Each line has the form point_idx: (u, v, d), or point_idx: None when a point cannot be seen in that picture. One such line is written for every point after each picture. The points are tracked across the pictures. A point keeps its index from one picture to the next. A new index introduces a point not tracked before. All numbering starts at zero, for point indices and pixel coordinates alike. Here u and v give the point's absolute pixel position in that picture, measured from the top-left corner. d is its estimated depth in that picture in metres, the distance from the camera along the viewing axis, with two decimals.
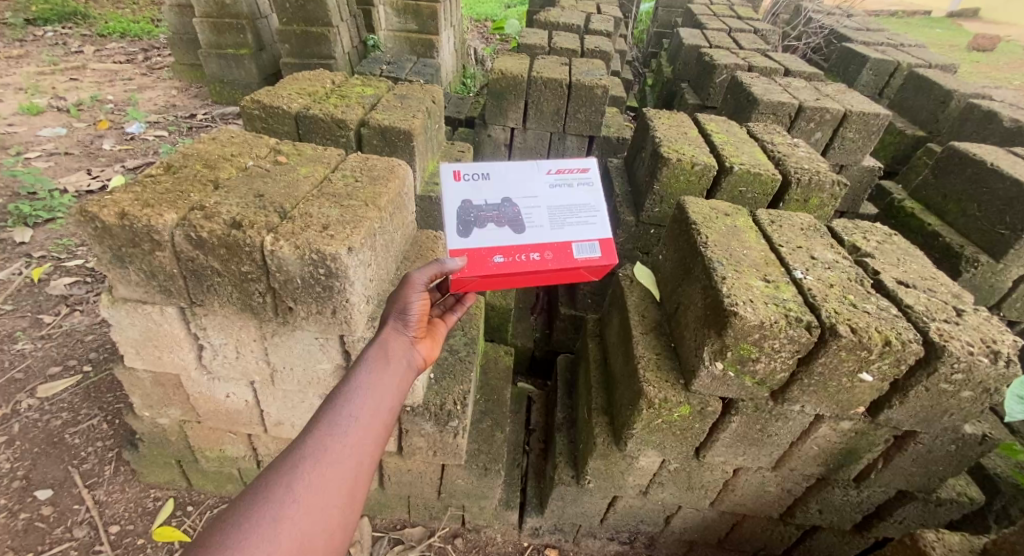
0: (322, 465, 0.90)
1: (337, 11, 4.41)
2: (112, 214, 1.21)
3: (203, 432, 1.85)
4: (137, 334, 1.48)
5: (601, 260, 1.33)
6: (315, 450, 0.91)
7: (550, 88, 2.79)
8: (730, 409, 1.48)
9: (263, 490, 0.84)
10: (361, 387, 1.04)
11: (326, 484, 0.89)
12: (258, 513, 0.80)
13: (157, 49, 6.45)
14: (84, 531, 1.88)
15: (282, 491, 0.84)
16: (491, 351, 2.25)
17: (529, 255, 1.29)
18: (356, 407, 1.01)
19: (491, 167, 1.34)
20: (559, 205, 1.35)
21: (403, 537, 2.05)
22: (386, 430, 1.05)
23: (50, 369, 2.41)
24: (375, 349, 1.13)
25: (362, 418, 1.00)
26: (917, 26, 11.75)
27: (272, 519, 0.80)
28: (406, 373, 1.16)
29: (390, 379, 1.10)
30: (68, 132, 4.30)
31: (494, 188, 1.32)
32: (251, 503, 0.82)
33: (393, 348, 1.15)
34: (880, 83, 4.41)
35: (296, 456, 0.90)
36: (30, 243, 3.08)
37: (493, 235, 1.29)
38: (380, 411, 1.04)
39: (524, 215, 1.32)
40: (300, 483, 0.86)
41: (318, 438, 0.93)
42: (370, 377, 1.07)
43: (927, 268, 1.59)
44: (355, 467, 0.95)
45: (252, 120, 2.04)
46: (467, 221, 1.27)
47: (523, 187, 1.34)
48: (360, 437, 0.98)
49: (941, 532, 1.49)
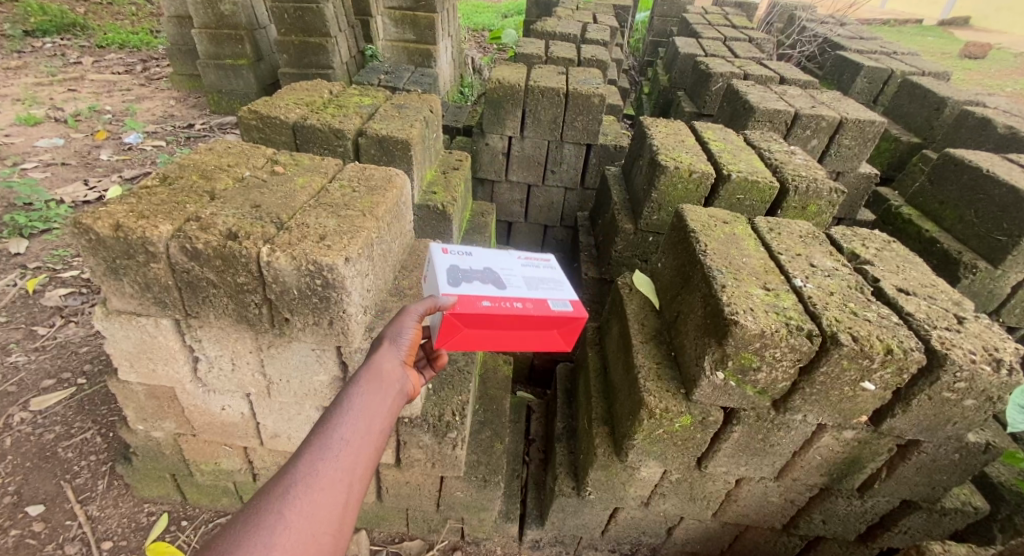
0: (315, 490, 0.86)
1: (335, 22, 4.44)
2: (107, 225, 1.21)
3: (198, 445, 1.82)
4: (131, 347, 1.46)
5: (578, 316, 1.24)
6: (307, 472, 0.88)
7: (547, 97, 2.79)
8: (731, 419, 1.47)
9: (253, 517, 0.78)
10: (352, 409, 1.02)
11: (319, 507, 0.85)
12: (251, 540, 0.75)
13: (155, 61, 6.49)
14: (75, 547, 1.85)
15: (273, 516, 0.79)
16: (490, 360, 2.24)
17: (514, 303, 1.22)
18: (348, 428, 0.98)
19: (474, 250, 1.41)
20: (535, 274, 1.35)
21: (401, 550, 2.02)
22: (376, 455, 1.02)
23: (44, 382, 2.38)
24: (365, 373, 1.11)
25: (355, 440, 0.98)
26: (909, 35, 11.90)
27: (265, 548, 0.75)
28: (398, 396, 1.14)
29: (383, 399, 1.09)
30: (65, 142, 4.30)
31: (476, 260, 1.36)
32: (242, 530, 0.76)
33: (384, 372, 1.13)
34: (873, 91, 4.46)
35: (286, 481, 0.85)
36: (26, 254, 3.06)
37: (479, 286, 1.25)
38: (372, 434, 1.02)
39: (505, 277, 1.31)
40: (292, 508, 0.81)
41: (309, 461, 0.89)
42: (361, 401, 1.04)
43: (927, 276, 1.58)
44: (348, 491, 0.91)
45: (248, 130, 2.03)
46: (455, 277, 1.26)
47: (501, 262, 1.37)
48: (354, 459, 0.95)
49: (947, 544, 1.47)
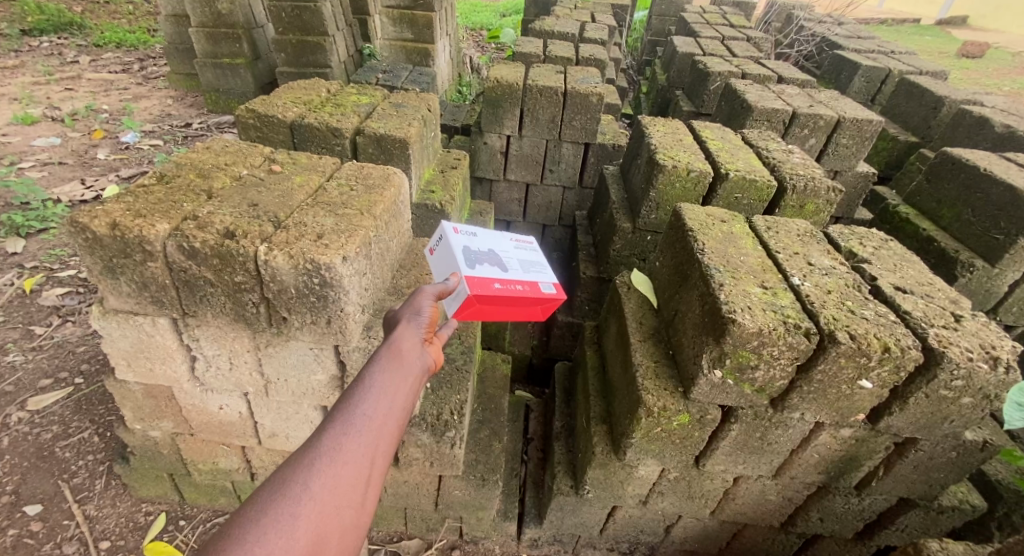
0: (337, 465, 0.84)
1: (333, 21, 4.44)
2: (104, 224, 1.20)
3: (196, 445, 1.82)
4: (128, 346, 1.46)
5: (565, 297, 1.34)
6: (331, 445, 0.86)
7: (545, 96, 2.79)
8: (730, 417, 1.47)
9: (277, 489, 0.77)
10: (375, 384, 0.99)
11: (342, 482, 0.83)
12: (275, 512, 0.74)
13: (152, 60, 6.46)
14: (73, 547, 1.84)
15: (297, 488, 0.78)
16: (488, 359, 2.24)
17: (518, 286, 1.29)
18: (373, 403, 0.96)
19: (477, 229, 1.42)
20: (528, 258, 1.42)
21: (400, 549, 2.02)
22: (399, 430, 0.99)
23: (40, 381, 2.38)
24: (388, 348, 1.08)
25: (379, 414, 0.95)
26: (908, 34, 11.91)
27: (289, 519, 0.74)
28: (422, 371, 1.12)
29: (408, 373, 1.06)
30: (62, 142, 4.29)
31: (482, 241, 1.38)
32: (266, 501, 0.75)
33: (407, 346, 1.10)
34: (871, 90, 4.47)
35: (309, 455, 0.84)
36: (23, 253, 3.05)
37: (490, 268, 1.29)
38: (396, 409, 0.99)
39: (506, 259, 1.36)
40: (315, 482, 0.80)
41: (333, 435, 0.88)
42: (384, 375, 1.01)
43: (924, 274, 1.59)
44: (371, 465, 0.89)
45: (246, 129, 2.03)
46: (470, 258, 1.27)
47: (500, 244, 1.42)
48: (378, 434, 0.93)
49: (944, 541, 1.47)
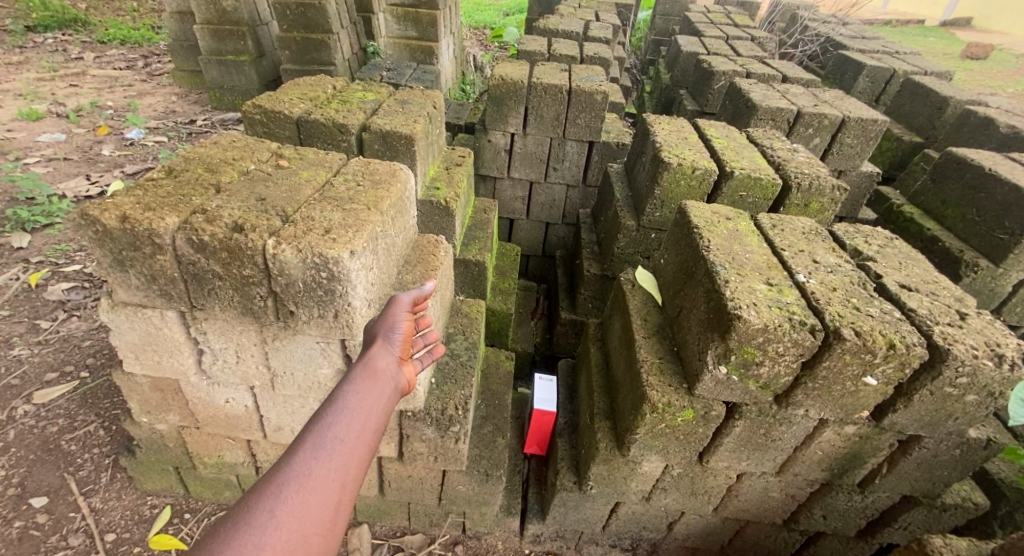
0: (306, 489, 0.84)
1: (337, 19, 4.45)
2: (114, 217, 1.21)
3: (201, 438, 1.83)
4: (136, 339, 1.47)
5: None
6: (301, 471, 0.86)
7: (550, 93, 2.79)
8: (734, 413, 1.47)
9: (244, 515, 0.77)
10: (346, 407, 1.01)
11: (310, 510, 0.83)
12: (240, 541, 0.74)
13: (157, 57, 6.49)
14: (79, 539, 1.86)
15: (264, 516, 0.78)
16: (492, 356, 2.25)
17: None
18: (343, 426, 0.97)
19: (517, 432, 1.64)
20: None
21: (403, 544, 2.02)
22: (370, 453, 1.00)
23: (47, 374, 2.39)
24: (360, 371, 1.10)
25: (348, 438, 0.96)
26: (911, 35, 11.87)
27: (255, 548, 0.74)
28: (391, 394, 1.13)
29: (376, 398, 1.08)
30: (67, 137, 4.30)
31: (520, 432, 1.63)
32: (231, 531, 0.75)
33: (378, 369, 1.12)
34: (875, 90, 4.47)
35: (278, 480, 0.83)
36: (28, 248, 3.06)
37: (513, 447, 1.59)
38: (366, 432, 1.01)
39: None
40: (283, 507, 0.80)
41: (302, 460, 0.88)
42: (355, 399, 1.04)
43: (930, 272, 1.59)
44: (341, 491, 0.90)
45: (253, 124, 2.04)
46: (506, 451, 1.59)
47: None
48: (347, 459, 0.93)
49: (948, 538, 1.46)
